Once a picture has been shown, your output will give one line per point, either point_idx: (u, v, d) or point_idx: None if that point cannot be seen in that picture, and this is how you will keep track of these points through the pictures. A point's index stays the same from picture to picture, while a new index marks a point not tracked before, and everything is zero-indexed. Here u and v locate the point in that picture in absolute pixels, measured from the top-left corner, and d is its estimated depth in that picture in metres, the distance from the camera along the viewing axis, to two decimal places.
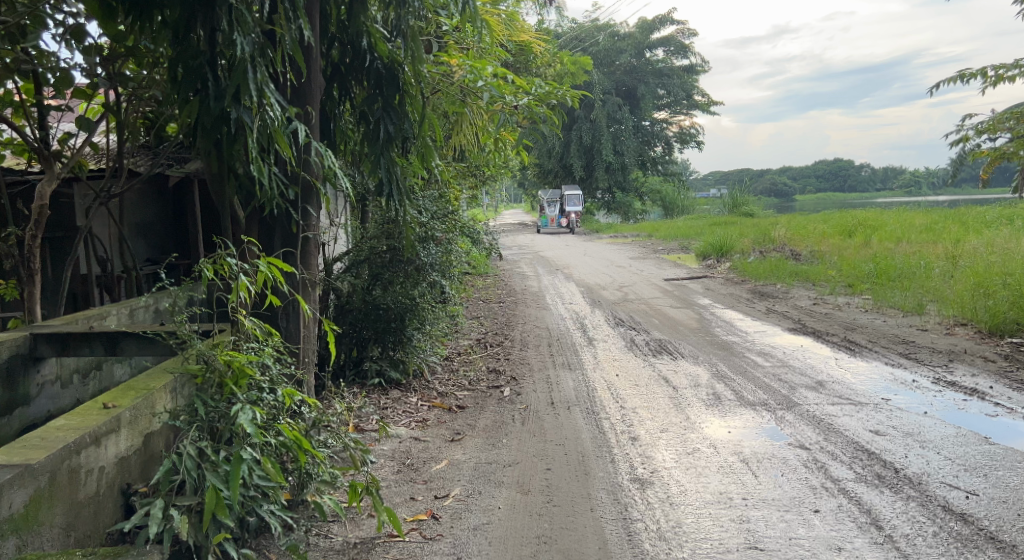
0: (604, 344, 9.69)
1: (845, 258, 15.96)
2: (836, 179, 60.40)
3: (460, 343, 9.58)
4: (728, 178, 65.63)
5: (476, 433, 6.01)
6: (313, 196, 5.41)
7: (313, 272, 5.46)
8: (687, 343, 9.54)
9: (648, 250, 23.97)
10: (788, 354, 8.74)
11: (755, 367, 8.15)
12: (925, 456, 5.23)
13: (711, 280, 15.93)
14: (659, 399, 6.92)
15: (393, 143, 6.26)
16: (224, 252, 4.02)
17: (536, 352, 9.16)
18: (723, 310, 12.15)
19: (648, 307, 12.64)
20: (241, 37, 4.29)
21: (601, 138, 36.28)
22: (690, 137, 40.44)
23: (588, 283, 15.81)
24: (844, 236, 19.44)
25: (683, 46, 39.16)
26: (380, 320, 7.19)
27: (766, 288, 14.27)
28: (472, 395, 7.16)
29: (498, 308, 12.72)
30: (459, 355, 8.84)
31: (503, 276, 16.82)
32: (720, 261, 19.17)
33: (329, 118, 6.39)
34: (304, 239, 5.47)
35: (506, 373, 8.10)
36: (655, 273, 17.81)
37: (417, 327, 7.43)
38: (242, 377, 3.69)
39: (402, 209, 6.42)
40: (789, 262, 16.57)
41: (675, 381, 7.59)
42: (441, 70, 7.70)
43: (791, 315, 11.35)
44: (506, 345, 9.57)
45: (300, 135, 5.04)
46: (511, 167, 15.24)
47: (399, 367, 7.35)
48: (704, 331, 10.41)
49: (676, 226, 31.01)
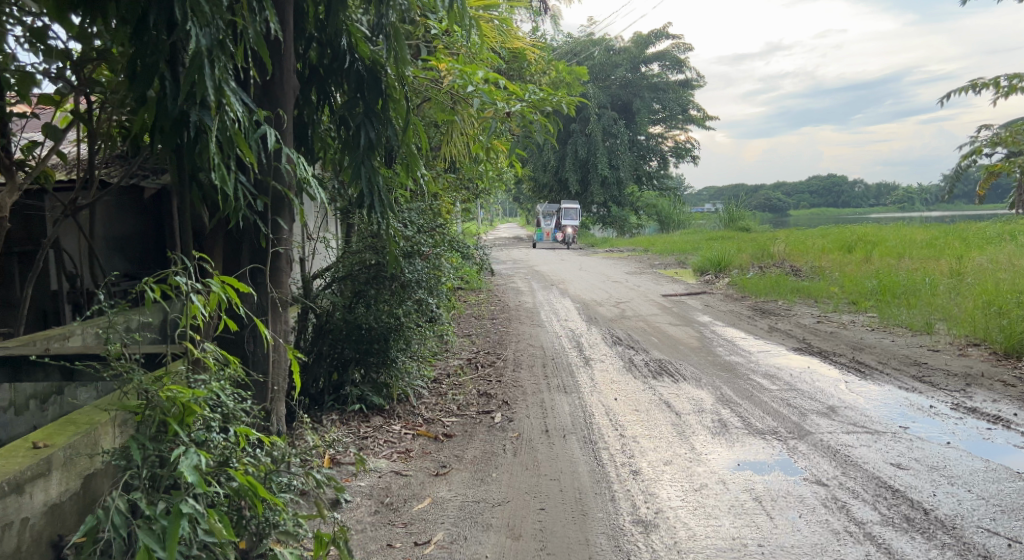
0: (601, 364, 9.22)
1: (847, 274, 15.54)
2: (831, 194, 60.25)
3: (450, 363, 9.10)
4: (723, 193, 65.43)
5: (464, 466, 5.54)
6: (285, 206, 4.96)
7: (284, 291, 4.99)
8: (688, 364, 9.07)
9: (644, 265, 23.55)
10: (796, 376, 8.27)
11: (762, 390, 7.67)
12: (955, 494, 4.77)
13: (710, 296, 15.49)
14: (660, 426, 6.44)
15: (375, 151, 5.81)
16: (173, 270, 3.54)
17: (530, 374, 8.68)
18: (724, 328, 11.67)
19: (646, 324, 12.18)
20: (198, 29, 3.85)
21: (596, 152, 35.92)
22: (685, 151, 40.19)
23: (584, 299, 15.34)
24: (844, 251, 19.04)
25: (678, 61, 38.96)
26: (362, 341, 6.70)
27: (766, 305, 13.83)
28: (460, 422, 6.68)
29: (491, 325, 12.24)
30: (449, 377, 8.36)
31: (496, 292, 16.35)
32: (718, 276, 18.74)
33: (306, 124, 5.94)
34: (275, 254, 5.00)
35: (497, 396, 7.61)
36: (653, 288, 17.38)
37: (402, 348, 6.95)
38: (188, 415, 3.20)
39: (385, 223, 5.95)
40: (790, 278, 16.15)
41: (678, 406, 7.12)
42: (428, 75, 7.25)
43: (795, 334, 10.88)
44: (498, 366, 9.08)
45: (269, 140, 4.60)
46: (505, 179, 14.81)
47: (382, 392, 6.86)
48: (705, 350, 9.93)
49: (672, 240, 30.61)
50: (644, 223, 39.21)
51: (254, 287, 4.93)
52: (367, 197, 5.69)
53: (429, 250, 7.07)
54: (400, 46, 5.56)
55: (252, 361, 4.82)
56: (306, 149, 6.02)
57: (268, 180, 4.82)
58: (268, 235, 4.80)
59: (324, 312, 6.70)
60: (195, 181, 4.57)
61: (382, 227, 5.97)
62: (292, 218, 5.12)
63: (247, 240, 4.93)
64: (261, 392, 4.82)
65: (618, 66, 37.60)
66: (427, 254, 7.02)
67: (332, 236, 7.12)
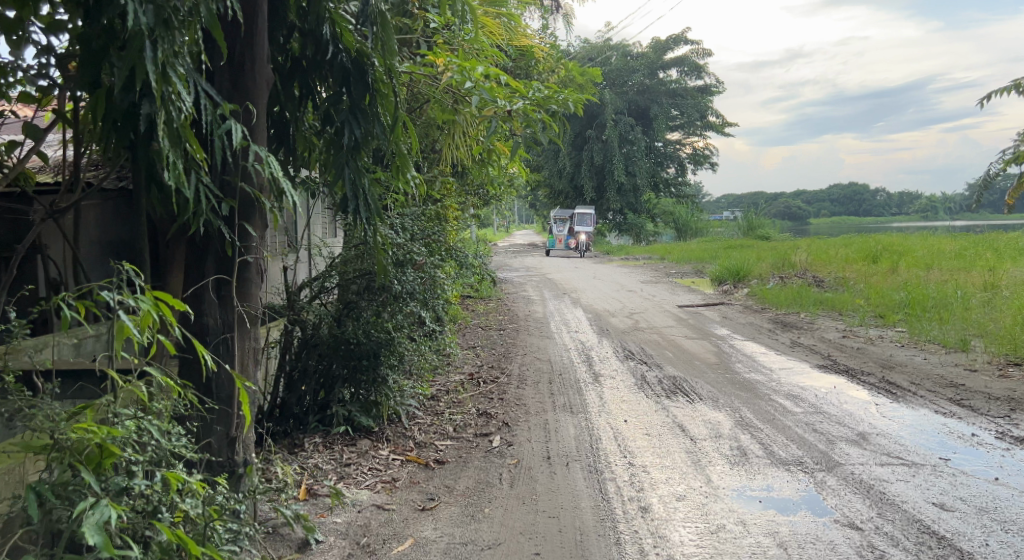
0: (611, 381, 8.65)
1: (874, 286, 14.88)
2: (852, 202, 59.29)
3: (450, 379, 8.57)
4: (742, 200, 64.60)
5: (454, 499, 5.01)
6: (255, 212, 4.49)
7: (252, 305, 4.50)
8: (705, 382, 8.48)
9: (660, 274, 22.94)
10: (821, 397, 7.67)
11: (784, 413, 7.07)
12: (1010, 544, 4.17)
13: (729, 308, 14.87)
14: (674, 454, 5.86)
15: (362, 149, 5.32)
16: (98, 284, 3.06)
17: (535, 391, 8.13)
18: (744, 343, 11.06)
19: (661, 337, 11.59)
20: (145, 5, 3.36)
21: (613, 158, 35.34)
22: (703, 158, 39.54)
23: (597, 309, 14.76)
24: (868, 262, 18.35)
25: (698, 67, 38.33)
26: (352, 357, 6.17)
27: (788, 317, 13.20)
28: (455, 446, 6.14)
29: (497, 337, 11.71)
30: (447, 394, 7.83)
31: (506, 301, 15.82)
32: (737, 287, 18.11)
33: (287, 122, 5.45)
34: (242, 264, 4.50)
35: (498, 416, 7.05)
36: (669, 298, 16.78)
37: (394, 365, 6.40)
38: (105, 459, 2.77)
39: (372, 230, 5.45)
40: (813, 289, 15.49)
41: (693, 430, 6.53)
42: (426, 70, 6.73)
43: (819, 350, 10.25)
44: (502, 382, 8.54)
45: (235, 136, 4.11)
46: (516, 186, 14.27)
47: (372, 412, 6.35)
48: (723, 367, 9.33)
49: (690, 248, 30.00)
50: (661, 230, 38.57)
51: (218, 300, 4.43)
52: (353, 204, 5.18)
53: (424, 259, 6.57)
54: (389, 36, 5.10)
55: (214, 386, 4.35)
56: (289, 149, 5.54)
57: (237, 182, 4.35)
58: (236, 241, 4.31)
59: (310, 325, 6.18)
60: (155, 182, 4.10)
61: (369, 234, 5.47)
62: (264, 225, 4.65)
63: (212, 247, 4.43)
64: (225, 418, 4.36)
65: (636, 71, 37.02)
66: (421, 263, 6.50)
67: (321, 242, 6.62)
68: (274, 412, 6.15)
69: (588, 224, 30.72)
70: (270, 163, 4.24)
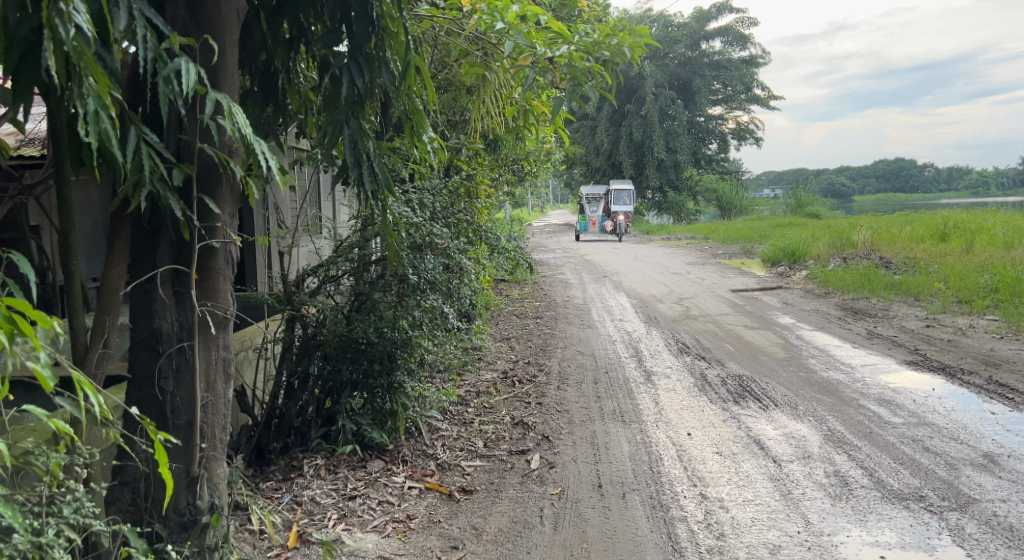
0: (666, 381, 7.54)
1: (950, 269, 13.51)
2: (899, 178, 56.98)
3: (480, 378, 7.50)
4: (784, 177, 62.55)
5: (484, 547, 3.96)
6: (221, 183, 3.41)
7: (218, 305, 3.41)
8: (777, 383, 7.32)
9: (707, 254, 21.67)
10: (922, 403, 6.48)
11: (882, 425, 5.91)
12: None
13: (788, 293, 13.63)
14: (756, 484, 4.74)
15: (366, 104, 4.22)
16: None
17: (579, 393, 7.04)
18: (812, 336, 9.84)
19: (717, 327, 10.43)
20: None
21: (653, 134, 33.86)
22: (747, 133, 37.86)
23: (642, 294, 13.60)
24: (938, 242, 16.95)
25: (742, 37, 36.50)
26: (362, 360, 5.09)
27: (857, 304, 11.95)
28: (485, 468, 5.08)
29: (533, 326, 10.63)
30: (477, 398, 6.76)
31: (542, 285, 14.72)
32: (792, 269, 16.77)
33: (276, 73, 4.37)
34: (207, 252, 3.42)
35: (536, 427, 5.96)
36: (719, 282, 15.56)
37: (412, 369, 5.31)
38: None
39: (380, 207, 4.35)
40: (881, 272, 14.17)
41: (776, 448, 5.40)
42: (450, 15, 5.61)
43: (903, 345, 9.02)
44: (540, 382, 7.44)
45: (185, 77, 3.02)
46: (553, 161, 13.08)
47: (386, 425, 5.29)
48: (795, 364, 8.15)
49: (736, 227, 28.59)
50: (702, 208, 37.10)
51: (175, 299, 3.33)
52: (352, 174, 4.07)
53: (448, 242, 5.47)
54: None
55: (170, 409, 3.33)
56: (279, 108, 4.45)
57: (196, 142, 3.26)
58: (195, 221, 3.22)
59: (312, 324, 5.13)
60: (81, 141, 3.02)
61: (377, 213, 4.40)
62: (235, 199, 3.56)
63: (164, 229, 3.32)
64: (184, 452, 3.33)
65: (678, 42, 35.36)
66: (443, 247, 5.39)
67: (325, 224, 5.58)
68: (270, 428, 5.14)
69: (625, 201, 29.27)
70: (234, 117, 3.15)
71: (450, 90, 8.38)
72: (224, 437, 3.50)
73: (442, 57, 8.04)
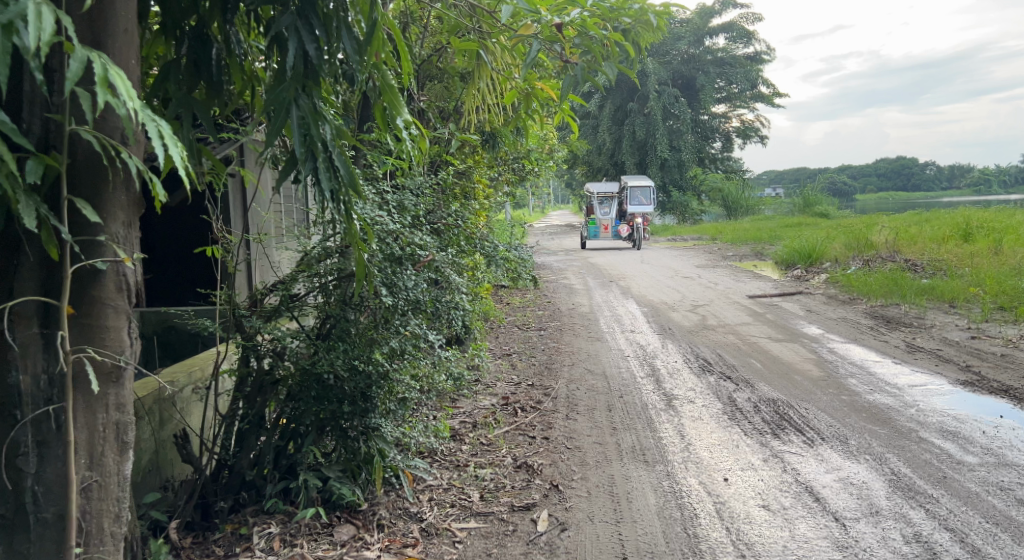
0: (691, 408, 6.58)
1: (983, 272, 12.57)
2: (902, 176, 56.03)
3: (477, 406, 6.54)
4: (786, 177, 61.63)
5: None
6: (108, 182, 2.45)
7: (106, 353, 2.47)
8: (820, 410, 6.37)
9: (716, 256, 20.72)
10: (995, 434, 5.56)
11: (956, 465, 4.98)
12: None
13: (810, 300, 12.69)
14: (821, 555, 3.80)
15: (323, 77, 3.26)
16: None
17: (591, 424, 6.08)
18: (846, 350, 8.89)
19: (739, 340, 9.46)
20: None
21: (656, 133, 32.87)
22: (753, 131, 36.80)
23: (653, 301, 12.62)
24: (963, 243, 16.06)
25: (747, 32, 35.48)
26: (329, 399, 4.14)
27: (889, 312, 11.02)
28: (481, 531, 4.14)
29: (537, 340, 9.66)
30: (473, 433, 5.80)
31: (545, 292, 13.71)
32: (810, 273, 15.79)
33: (207, 40, 3.36)
34: (91, 276, 2.46)
35: (544, 471, 5.00)
36: (734, 287, 14.60)
37: (391, 409, 4.36)
38: None
39: (344, 211, 3.39)
40: (909, 276, 13.26)
41: (834, 501, 4.46)
42: None
43: (952, 361, 8.09)
44: (545, 409, 6.48)
45: (39, 29, 2.03)
46: (556, 159, 12.07)
47: (360, 478, 4.34)
48: (835, 385, 7.20)
49: (745, 227, 27.59)
50: (707, 208, 36.05)
51: (42, 349, 2.44)
52: (303, 175, 3.10)
53: (433, 253, 4.51)
54: None
55: (31, 500, 2.46)
56: (214, 87, 3.42)
57: (67, 125, 2.28)
58: (65, 236, 2.26)
59: (269, 355, 4.18)
60: None
61: (341, 220, 3.44)
62: (133, 203, 2.62)
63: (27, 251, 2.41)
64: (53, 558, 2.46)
65: (681, 39, 34.35)
66: (428, 260, 4.44)
67: (287, 230, 4.64)
68: (217, 482, 4.20)
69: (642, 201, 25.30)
70: (120, 91, 2.17)
71: (444, 77, 7.41)
72: (118, 528, 2.59)
73: (431, 40, 7.08)
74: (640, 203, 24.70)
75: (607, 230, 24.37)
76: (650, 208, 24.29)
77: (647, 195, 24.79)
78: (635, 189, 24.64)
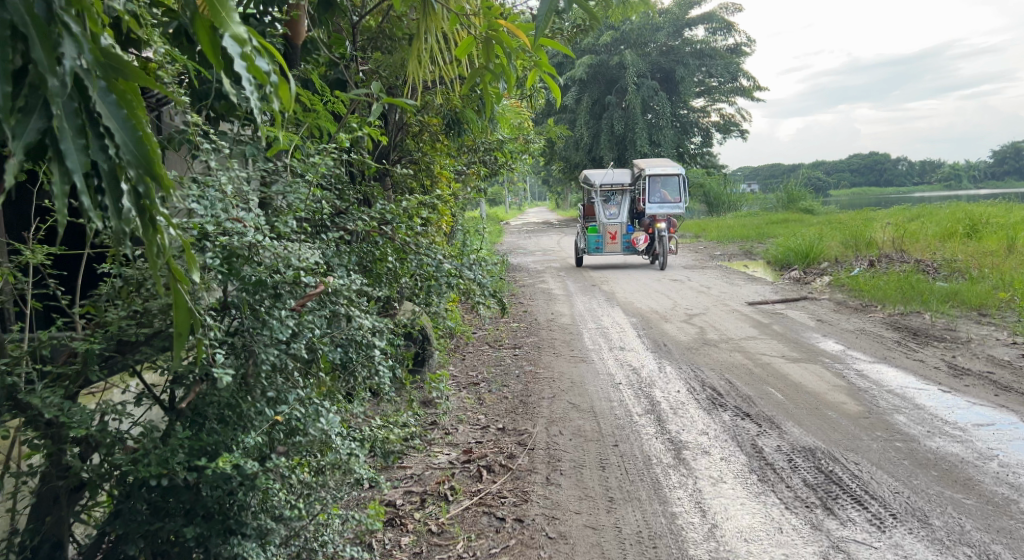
0: (707, 462, 5.08)
1: (1008, 276, 11.19)
2: (881, 171, 55.19)
3: (426, 466, 4.99)
4: (761, 173, 60.43)
5: None
6: None
7: None
8: (875, 467, 4.90)
9: (703, 255, 19.25)
10: None
11: None
12: None
13: (818, 308, 11.23)
14: None
15: None
16: None
17: (578, 492, 4.57)
18: (880, 373, 7.43)
19: (750, 360, 7.98)
20: None
21: (635, 127, 31.39)
22: (733, 125, 35.48)
23: (641, 310, 11.10)
24: (972, 242, 14.73)
25: (728, 23, 34.03)
26: (173, 512, 2.63)
27: (912, 324, 9.60)
28: None
29: (511, 362, 8.13)
30: (418, 513, 4.27)
31: (518, 299, 12.18)
32: (810, 275, 14.39)
33: None
34: None
35: None
36: (730, 291, 13.12)
37: (273, 524, 2.79)
38: None
39: (129, 214, 1.79)
40: (924, 280, 11.86)
41: None
42: None
43: (1012, 389, 6.66)
44: (516, 469, 4.95)
45: None
46: (532, 150, 10.46)
47: None
48: (884, 426, 5.74)
49: (729, 224, 26.27)
50: (687, 205, 34.54)
51: None
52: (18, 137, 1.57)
53: (328, 279, 3.05)
54: None
55: None
56: None
57: None
58: None
59: (77, 447, 2.61)
60: None
61: (135, 232, 1.85)
62: None
63: None
64: None
65: (660, 30, 32.72)
66: (319, 291, 2.97)
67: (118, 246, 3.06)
68: None
69: (665, 196, 16.74)
70: None
71: (392, 41, 5.92)
72: None
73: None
74: (661, 200, 16.63)
75: (613, 240, 17.00)
76: (679, 210, 16.39)
77: (672, 187, 16.61)
78: (654, 178, 16.60)
